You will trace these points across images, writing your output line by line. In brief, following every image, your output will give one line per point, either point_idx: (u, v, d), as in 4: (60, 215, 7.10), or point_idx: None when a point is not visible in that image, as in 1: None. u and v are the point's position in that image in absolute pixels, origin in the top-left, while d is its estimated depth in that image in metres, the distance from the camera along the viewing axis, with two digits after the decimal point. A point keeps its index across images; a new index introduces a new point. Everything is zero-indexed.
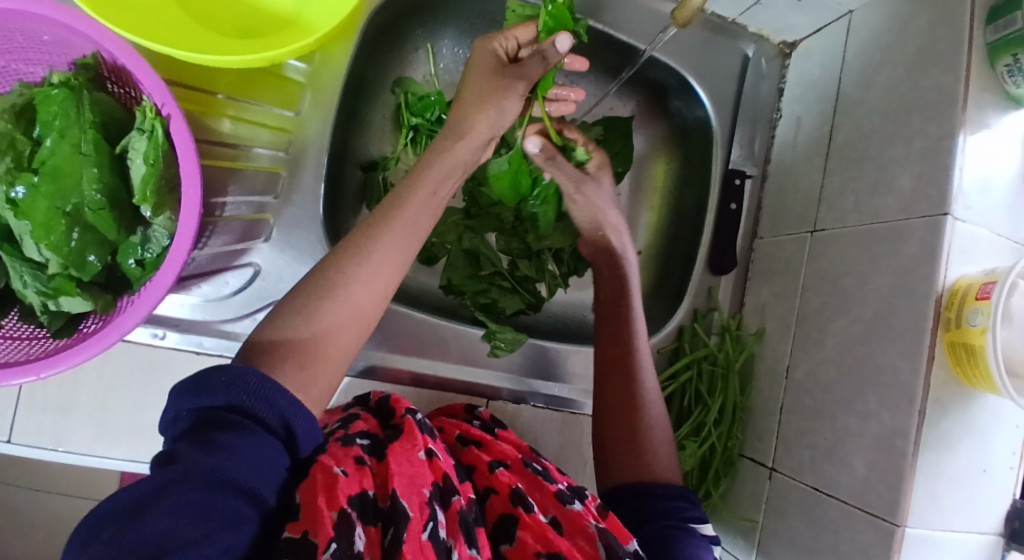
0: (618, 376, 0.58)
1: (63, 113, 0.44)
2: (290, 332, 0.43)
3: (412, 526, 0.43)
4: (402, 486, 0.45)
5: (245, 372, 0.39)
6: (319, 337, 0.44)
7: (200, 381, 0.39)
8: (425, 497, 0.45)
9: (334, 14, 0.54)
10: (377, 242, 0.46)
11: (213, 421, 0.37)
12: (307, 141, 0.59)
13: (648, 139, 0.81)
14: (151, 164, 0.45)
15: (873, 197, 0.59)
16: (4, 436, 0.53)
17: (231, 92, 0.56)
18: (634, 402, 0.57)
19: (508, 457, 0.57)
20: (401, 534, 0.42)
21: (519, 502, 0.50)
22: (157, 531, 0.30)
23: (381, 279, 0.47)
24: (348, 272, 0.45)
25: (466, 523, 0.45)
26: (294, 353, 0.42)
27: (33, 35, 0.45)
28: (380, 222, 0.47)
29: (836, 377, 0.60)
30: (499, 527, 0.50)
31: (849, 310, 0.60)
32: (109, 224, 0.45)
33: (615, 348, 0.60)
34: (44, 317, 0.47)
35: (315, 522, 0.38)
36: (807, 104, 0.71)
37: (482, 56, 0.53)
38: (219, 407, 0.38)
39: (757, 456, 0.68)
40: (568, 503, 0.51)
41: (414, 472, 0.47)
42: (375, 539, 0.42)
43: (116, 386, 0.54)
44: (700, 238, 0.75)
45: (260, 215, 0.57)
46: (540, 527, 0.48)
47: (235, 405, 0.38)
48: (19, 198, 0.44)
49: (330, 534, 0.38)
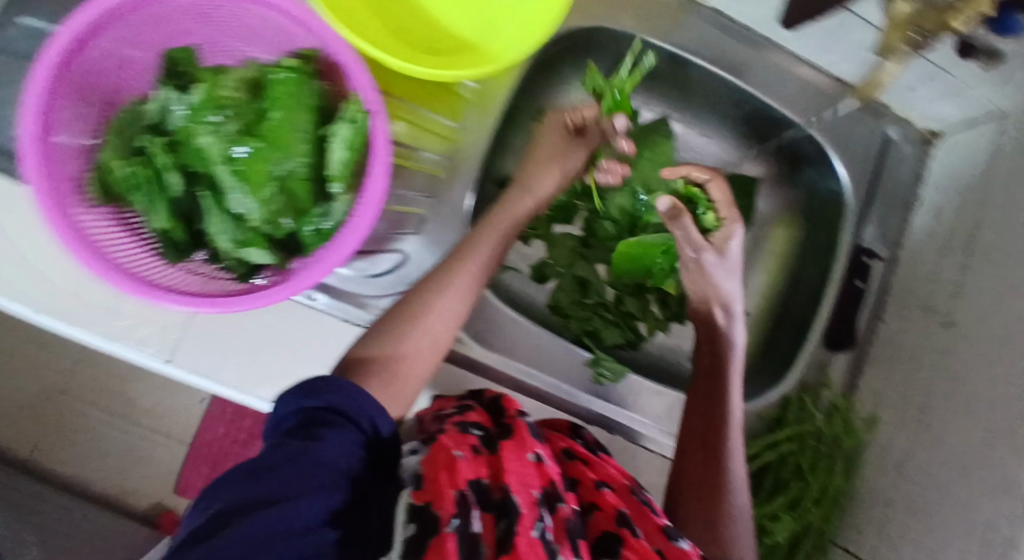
0: (701, 451, 0.59)
1: (290, 93, 0.53)
2: (366, 351, 0.50)
3: (524, 520, 0.42)
4: (515, 483, 0.45)
5: (353, 394, 0.44)
6: (394, 357, 0.50)
7: (309, 385, 0.44)
8: (535, 497, 0.45)
9: (513, 47, 0.62)
10: (446, 280, 0.53)
11: (313, 419, 0.42)
12: (464, 152, 0.67)
13: (775, 202, 0.78)
14: (350, 150, 0.54)
15: (1016, 300, 0.56)
16: (164, 357, 0.57)
17: (409, 98, 0.65)
18: (716, 483, 0.57)
19: (612, 481, 0.56)
20: (514, 527, 0.41)
21: (625, 524, 0.50)
22: (262, 492, 0.37)
23: (453, 310, 0.54)
24: (426, 304, 0.52)
25: (570, 533, 0.45)
26: (374, 373, 0.49)
27: (260, 21, 0.55)
28: (456, 259, 0.54)
29: (952, 479, 0.56)
30: (603, 544, 0.49)
31: (974, 412, 0.56)
32: (305, 193, 0.56)
33: (700, 423, 0.60)
34: (230, 262, 0.56)
35: (437, 496, 0.41)
36: (951, 196, 0.69)
37: (552, 127, 0.63)
38: (320, 408, 0.43)
39: (853, 547, 0.64)
40: (673, 540, 0.49)
41: (523, 472, 0.46)
42: (489, 527, 0.42)
43: (267, 332, 0.60)
44: (819, 310, 0.72)
45: (413, 209, 0.66)
46: (645, 551, 0.47)
47: (333, 406, 0.43)
48: (239, 156, 0.54)
49: (451, 509, 0.40)
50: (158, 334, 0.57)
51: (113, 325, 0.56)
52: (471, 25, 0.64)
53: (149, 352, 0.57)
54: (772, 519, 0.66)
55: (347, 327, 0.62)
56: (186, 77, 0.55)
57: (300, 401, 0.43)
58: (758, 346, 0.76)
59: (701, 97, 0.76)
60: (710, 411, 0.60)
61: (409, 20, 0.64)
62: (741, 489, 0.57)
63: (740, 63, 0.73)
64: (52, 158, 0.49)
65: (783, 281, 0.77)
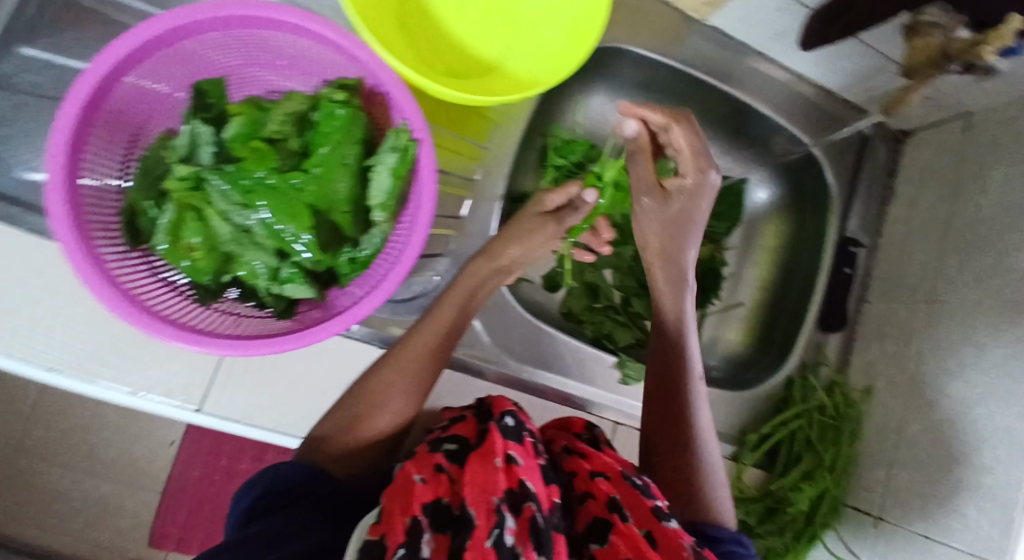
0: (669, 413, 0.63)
1: (340, 126, 0.51)
2: (324, 429, 0.56)
3: (478, 533, 0.46)
4: (473, 495, 0.49)
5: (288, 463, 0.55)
6: (346, 428, 0.56)
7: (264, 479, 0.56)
8: (493, 504, 0.48)
9: (540, 67, 0.65)
10: (406, 353, 0.58)
11: (266, 503, 0.53)
12: (492, 169, 0.69)
13: (765, 200, 0.87)
14: (398, 179, 0.54)
15: (992, 278, 0.65)
16: (195, 405, 0.58)
17: (438, 122, 0.65)
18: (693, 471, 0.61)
19: (609, 470, 0.61)
20: (465, 542, 0.45)
21: (615, 509, 0.55)
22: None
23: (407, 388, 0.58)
24: (380, 382, 0.57)
25: (536, 530, 0.46)
26: (331, 448, 0.55)
27: (300, 52, 0.55)
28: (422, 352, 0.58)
29: (953, 436, 0.65)
30: (592, 530, 0.55)
31: (968, 377, 0.65)
32: (351, 224, 0.54)
33: (665, 386, 0.64)
34: (271, 299, 0.55)
35: (390, 528, 0.47)
36: (922, 188, 0.78)
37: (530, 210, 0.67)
38: (263, 494, 0.54)
39: (862, 505, 0.73)
40: (664, 520, 0.53)
41: (486, 480, 0.50)
42: (441, 547, 0.46)
43: (306, 366, 0.61)
44: (813, 294, 0.80)
45: (443, 231, 0.67)
46: (633, 537, 0.51)
47: (266, 492, 0.54)
48: (271, 183, 0.51)
49: (399, 540, 0.46)
50: (192, 381, 0.58)
51: (149, 374, 0.56)
52: (494, 45, 0.66)
53: (182, 401, 0.57)
54: (795, 490, 0.72)
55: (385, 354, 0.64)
56: (217, 109, 0.56)
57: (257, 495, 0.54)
58: (754, 330, 0.85)
59: (701, 106, 0.82)
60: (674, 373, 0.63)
61: (434, 39, 0.64)
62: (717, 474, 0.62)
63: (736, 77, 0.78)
64: (84, 202, 0.47)
65: (776, 272, 0.86)
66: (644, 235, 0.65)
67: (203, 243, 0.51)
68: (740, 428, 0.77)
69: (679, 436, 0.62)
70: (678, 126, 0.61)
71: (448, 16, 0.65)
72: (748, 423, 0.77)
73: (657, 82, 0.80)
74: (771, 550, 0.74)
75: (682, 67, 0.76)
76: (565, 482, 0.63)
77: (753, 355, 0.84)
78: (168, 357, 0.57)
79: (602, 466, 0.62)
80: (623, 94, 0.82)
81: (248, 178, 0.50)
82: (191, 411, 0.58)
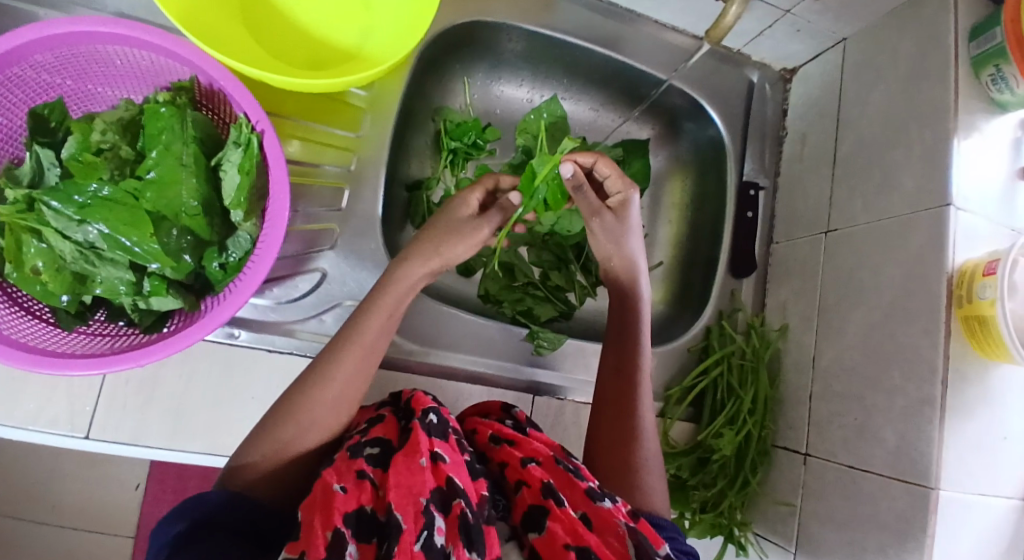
0: (617, 409, 0.62)
1: (169, 127, 0.51)
2: (254, 453, 0.50)
3: (405, 537, 0.44)
4: (398, 498, 0.46)
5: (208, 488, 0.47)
6: (279, 451, 0.51)
7: (182, 507, 0.46)
8: (422, 506, 0.46)
9: (395, 48, 0.64)
10: (338, 367, 0.54)
11: (190, 538, 0.44)
12: (368, 158, 0.67)
13: (663, 160, 0.88)
14: (246, 174, 0.53)
15: (880, 196, 0.64)
16: (82, 433, 0.56)
17: (302, 117, 0.65)
18: (632, 435, 0.60)
19: (539, 455, 0.58)
20: (392, 548, 0.43)
21: (550, 495, 0.52)
22: None
23: (342, 400, 0.54)
24: (311, 399, 0.52)
25: (467, 526, 0.45)
26: (263, 473, 0.50)
27: (134, 61, 0.55)
28: (356, 363, 0.54)
29: (861, 360, 0.63)
30: (528, 517, 0.52)
31: (867, 298, 0.63)
32: (205, 226, 0.53)
33: (615, 382, 0.63)
34: (136, 315, 0.54)
35: (310, 544, 0.41)
36: (811, 121, 0.77)
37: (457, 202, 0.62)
38: (185, 529, 0.44)
39: (789, 444, 0.70)
40: (598, 500, 0.52)
41: (412, 482, 0.47)
42: (369, 555, 0.44)
43: (194, 380, 0.59)
44: (721, 244, 0.80)
45: (325, 226, 0.64)
46: (570, 520, 0.49)
47: (195, 523, 0.45)
48: (106, 194, 0.49)
49: (321, 555, 0.41)
50: (71, 411, 0.56)
51: (26, 409, 0.55)
52: (353, 34, 0.65)
53: (67, 430, 0.56)
54: (717, 437, 0.70)
55: (280, 356, 0.61)
56: (60, 133, 0.54)
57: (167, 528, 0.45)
58: (670, 289, 0.85)
59: (587, 72, 0.81)
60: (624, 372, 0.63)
61: (288, 35, 0.63)
62: (653, 441, 0.61)
63: (614, 36, 0.77)
64: None
65: (684, 227, 0.86)
66: (604, 256, 0.65)
67: (48, 265, 0.50)
68: (663, 383, 0.75)
69: (624, 430, 0.61)
70: (597, 163, 0.60)
71: (301, 10, 0.64)
72: (671, 377, 0.76)
73: (539, 57, 0.80)
74: (707, 503, 0.72)
75: (557, 36, 0.76)
76: (497, 476, 0.59)
77: (672, 313, 0.83)
78: (48, 389, 0.56)
79: (533, 451, 0.58)
80: (510, 72, 0.82)
81: (81, 193, 0.49)
82: (80, 439, 0.56)
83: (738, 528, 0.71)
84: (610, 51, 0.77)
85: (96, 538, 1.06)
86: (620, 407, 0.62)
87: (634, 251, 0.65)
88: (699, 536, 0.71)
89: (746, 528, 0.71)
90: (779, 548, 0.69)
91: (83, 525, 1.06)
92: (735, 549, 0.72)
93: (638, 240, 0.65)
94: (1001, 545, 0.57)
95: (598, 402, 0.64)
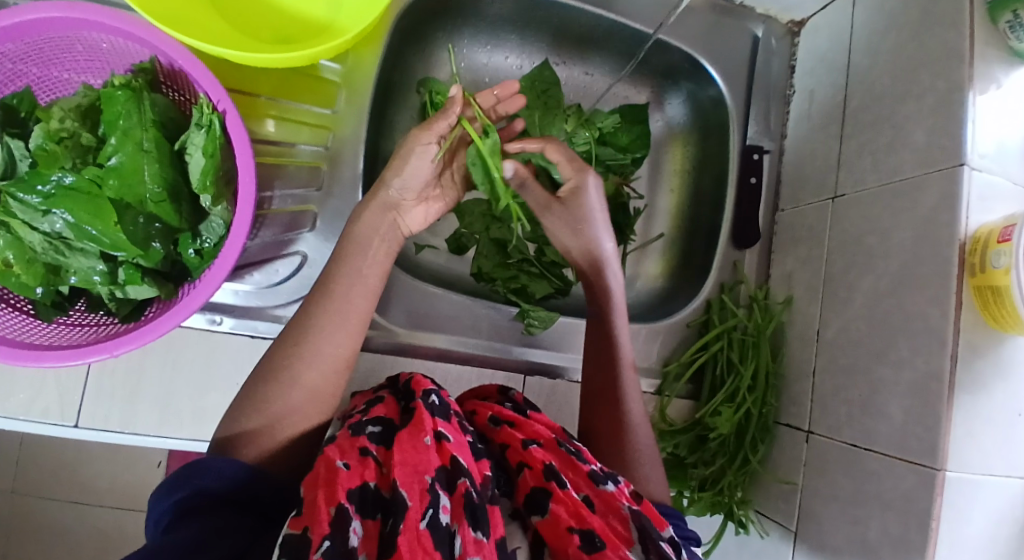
0: (604, 400, 0.59)
1: (126, 112, 0.50)
2: (246, 423, 0.46)
3: (410, 515, 0.40)
4: (404, 475, 0.43)
5: (205, 460, 0.43)
6: (273, 420, 0.47)
7: (177, 479, 0.43)
8: (427, 484, 0.42)
9: (364, 17, 0.61)
10: (315, 323, 0.50)
11: (191, 510, 0.42)
12: (344, 136, 0.64)
13: (665, 124, 0.83)
14: (210, 156, 0.51)
15: (891, 156, 0.60)
16: (72, 421, 0.57)
17: (273, 94, 0.63)
18: (621, 424, 0.57)
19: (541, 437, 0.53)
20: (398, 525, 0.40)
21: (553, 477, 0.47)
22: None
23: (328, 357, 0.49)
24: (289, 358, 0.49)
25: (472, 506, 0.41)
26: (259, 443, 0.46)
27: (94, 44, 0.53)
28: (333, 315, 0.50)
29: (867, 333, 0.59)
30: (531, 500, 0.47)
31: (875, 267, 0.60)
32: (172, 213, 0.52)
33: (600, 374, 0.60)
34: (112, 304, 0.54)
35: (314, 519, 0.39)
36: (819, 77, 0.72)
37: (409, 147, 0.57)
38: (185, 497, 0.42)
39: (793, 421, 0.67)
40: (601, 483, 0.47)
41: (418, 459, 0.44)
42: (373, 533, 0.40)
43: (178, 367, 0.59)
44: (724, 212, 0.76)
45: (304, 207, 0.63)
46: (573, 502, 0.44)
47: (196, 491, 0.42)
48: (67, 182, 0.49)
49: (325, 530, 0.38)
50: (59, 401, 0.57)
51: (15, 400, 0.56)
52: (321, 4, 0.62)
53: (57, 418, 0.57)
54: (715, 416, 0.68)
55: (263, 342, 0.61)
56: (31, 123, 0.53)
57: (166, 496, 0.43)
58: (672, 262, 0.81)
59: (578, 34, 0.77)
60: (607, 362, 0.59)
61: (253, 10, 0.61)
62: (645, 427, 0.58)
63: None
64: None
65: (686, 197, 0.82)
66: (565, 247, 0.62)
67: (18, 257, 0.50)
68: (662, 359, 0.73)
69: (614, 419, 0.58)
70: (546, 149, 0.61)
71: None
72: (669, 353, 0.73)
73: (525, 19, 0.75)
74: (706, 480, 0.71)
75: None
76: (496, 458, 0.53)
77: (673, 286, 0.80)
78: (32, 379, 0.56)
79: (534, 433, 0.53)
80: (495, 36, 0.78)
81: (44, 183, 0.49)
82: (69, 428, 0.57)
83: (738, 506, 0.69)
84: (601, 8, 0.72)
85: (119, 517, 1.10)
86: (608, 396, 0.59)
87: (596, 235, 0.60)
88: (699, 513, 0.70)
89: (747, 506, 0.69)
90: (781, 527, 0.67)
91: (107, 504, 1.10)
92: (736, 526, 0.70)
93: (599, 226, 0.60)
94: (1015, 525, 0.54)
95: (587, 396, 0.61)
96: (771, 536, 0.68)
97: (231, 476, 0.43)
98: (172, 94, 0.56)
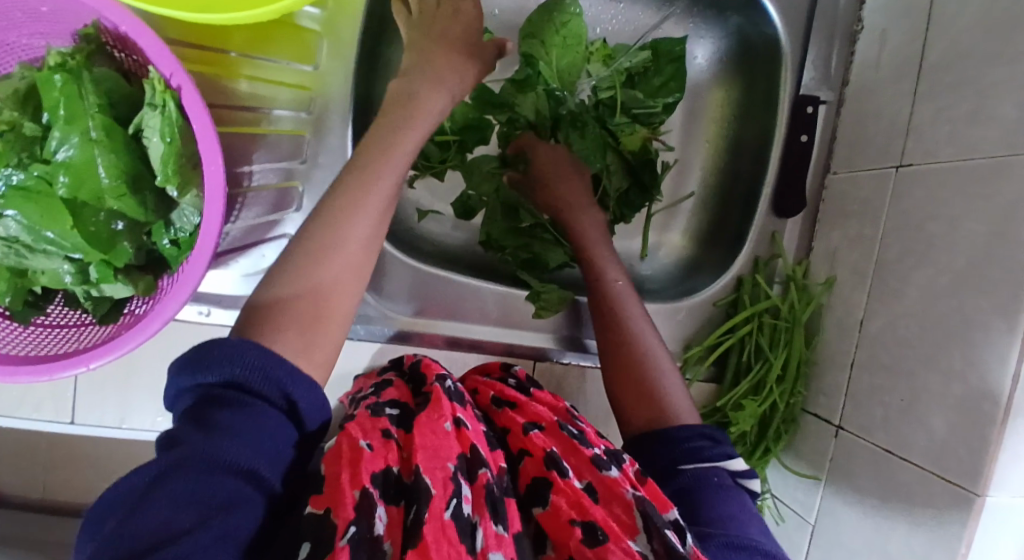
0: (613, 337, 0.55)
1: (66, 97, 0.43)
2: (287, 290, 0.40)
3: (434, 503, 0.33)
4: (426, 461, 0.36)
5: (249, 350, 0.36)
6: (315, 297, 0.40)
7: (200, 356, 0.35)
8: (451, 471, 0.35)
9: None
10: (359, 197, 0.43)
11: (208, 400, 0.34)
12: (329, 98, 0.56)
13: (705, 64, 0.72)
14: (170, 141, 0.45)
15: (972, 128, 0.50)
16: (67, 417, 0.56)
17: (244, 48, 0.53)
18: (634, 356, 0.53)
19: (543, 419, 0.48)
20: (422, 513, 0.32)
21: (553, 464, 0.41)
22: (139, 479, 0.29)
23: (370, 236, 0.43)
24: (336, 229, 0.42)
25: (493, 497, 0.35)
26: (295, 313, 0.39)
27: (32, 6, 0.44)
28: (376, 199, 0.44)
29: (917, 331, 0.53)
30: (531, 490, 0.41)
31: (936, 259, 0.52)
32: (138, 208, 0.46)
33: (607, 314, 0.57)
34: (89, 304, 0.49)
35: (336, 501, 0.31)
36: (895, 14, 0.59)
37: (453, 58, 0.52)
38: (214, 383, 0.35)
39: (822, 413, 0.63)
40: (603, 468, 0.41)
41: (438, 445, 0.37)
42: (395, 521, 0.33)
43: (170, 361, 0.57)
44: (766, 175, 0.67)
45: (289, 182, 0.56)
46: (574, 492, 0.38)
47: (229, 380, 0.35)
48: (19, 181, 0.44)
49: (349, 516, 0.30)
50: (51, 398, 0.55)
51: (7, 398, 0.54)
52: None
53: (52, 416, 0.56)
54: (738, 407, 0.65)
55: None
56: None
57: (193, 378, 0.35)
58: (702, 226, 0.74)
59: None
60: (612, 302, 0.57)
61: None
62: (662, 358, 0.53)
63: None
64: None
65: (724, 152, 0.72)
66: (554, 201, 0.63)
67: None
68: (683, 341, 0.67)
69: (623, 352, 0.53)
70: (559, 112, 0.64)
71: None
72: (691, 335, 0.68)
73: None
74: None
75: None
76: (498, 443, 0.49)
77: (700, 254, 0.73)
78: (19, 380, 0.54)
79: (534, 416, 0.48)
80: None
81: None
82: (66, 424, 0.56)
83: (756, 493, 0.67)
84: None
85: None
86: (618, 334, 0.55)
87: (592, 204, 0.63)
88: None
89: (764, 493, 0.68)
90: (798, 516, 0.65)
91: None
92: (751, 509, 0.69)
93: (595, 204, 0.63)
94: None
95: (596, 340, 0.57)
96: (788, 522, 0.67)
97: (276, 378, 0.36)
98: (124, 58, 0.47)
